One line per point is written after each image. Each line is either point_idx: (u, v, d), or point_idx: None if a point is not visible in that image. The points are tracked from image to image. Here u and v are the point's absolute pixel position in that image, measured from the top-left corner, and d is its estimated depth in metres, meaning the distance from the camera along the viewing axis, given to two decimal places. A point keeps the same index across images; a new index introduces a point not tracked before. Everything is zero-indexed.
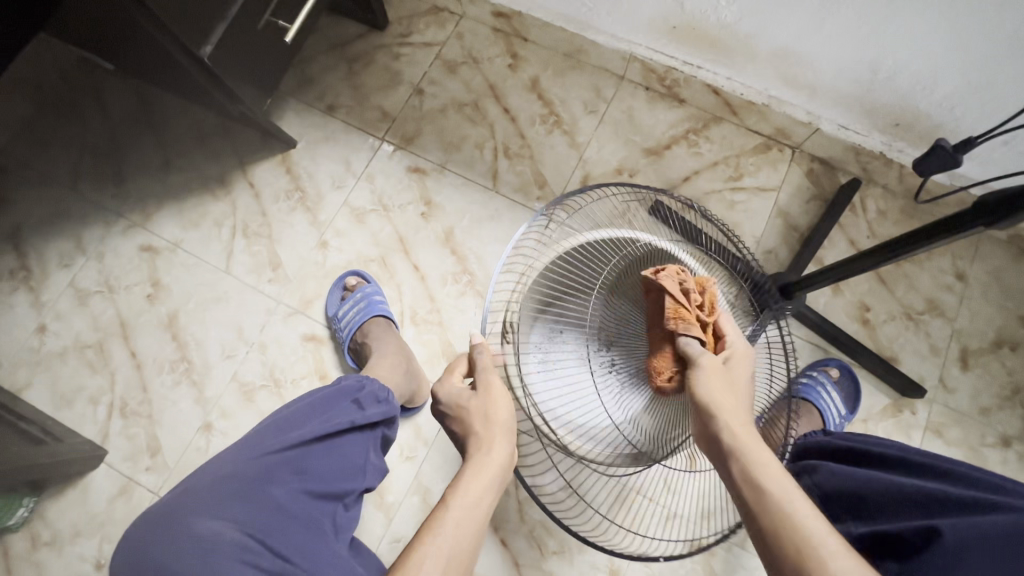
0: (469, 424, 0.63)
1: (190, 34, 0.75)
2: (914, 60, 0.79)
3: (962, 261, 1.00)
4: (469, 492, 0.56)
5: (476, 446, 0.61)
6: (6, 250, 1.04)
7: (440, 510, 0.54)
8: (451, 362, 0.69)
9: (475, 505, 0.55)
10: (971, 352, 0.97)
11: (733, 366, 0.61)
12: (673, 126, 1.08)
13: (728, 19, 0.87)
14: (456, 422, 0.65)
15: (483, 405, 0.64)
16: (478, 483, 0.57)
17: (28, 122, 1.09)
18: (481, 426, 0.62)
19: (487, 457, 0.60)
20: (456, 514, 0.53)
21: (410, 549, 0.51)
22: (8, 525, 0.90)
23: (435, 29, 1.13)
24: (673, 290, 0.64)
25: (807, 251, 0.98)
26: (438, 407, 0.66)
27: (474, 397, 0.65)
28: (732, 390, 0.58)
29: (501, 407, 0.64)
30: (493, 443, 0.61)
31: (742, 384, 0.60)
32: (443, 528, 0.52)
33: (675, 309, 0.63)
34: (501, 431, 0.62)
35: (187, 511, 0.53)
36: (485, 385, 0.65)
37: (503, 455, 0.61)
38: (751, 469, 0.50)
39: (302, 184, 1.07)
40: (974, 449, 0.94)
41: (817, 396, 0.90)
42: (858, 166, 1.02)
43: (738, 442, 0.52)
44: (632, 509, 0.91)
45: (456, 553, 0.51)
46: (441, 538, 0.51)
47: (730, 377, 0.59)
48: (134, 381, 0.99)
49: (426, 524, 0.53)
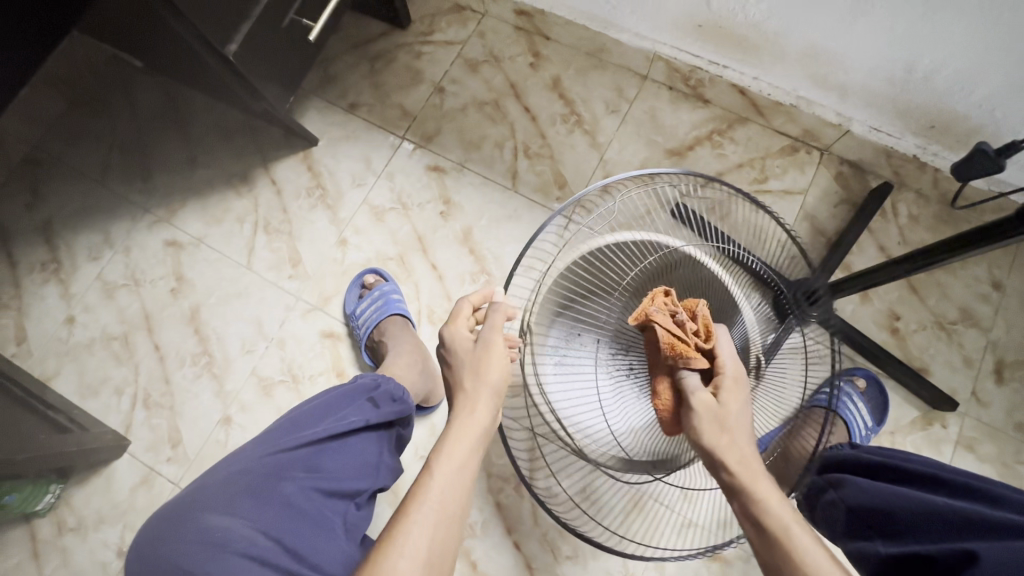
0: (458, 379, 0.62)
1: (218, 33, 0.77)
2: (953, 60, 0.76)
3: (999, 269, 0.96)
4: (452, 457, 0.55)
5: (462, 403, 0.60)
6: (38, 243, 1.07)
7: (424, 474, 0.54)
8: (456, 307, 0.66)
9: (460, 469, 0.55)
10: (1006, 365, 0.93)
11: (734, 394, 0.57)
12: (696, 127, 1.06)
13: (757, 18, 0.85)
14: (450, 372, 0.63)
15: (476, 361, 0.62)
16: (457, 447, 0.56)
17: (61, 118, 1.12)
18: (469, 380, 0.61)
19: (470, 419, 0.59)
20: (440, 479, 0.54)
21: (397, 517, 0.51)
22: (36, 509, 0.93)
23: (457, 28, 1.13)
24: (664, 323, 0.61)
25: (834, 257, 0.95)
26: (441, 349, 0.65)
27: (471, 350, 0.63)
28: (729, 409, 0.56)
29: (494, 366, 0.61)
30: (477, 406, 0.60)
31: (744, 413, 0.57)
32: (428, 494, 0.52)
33: (671, 344, 0.61)
34: (488, 391, 0.60)
35: (201, 507, 0.54)
36: (487, 344, 0.63)
37: (486, 414, 0.60)
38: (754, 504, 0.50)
39: (323, 181, 1.08)
40: (1009, 466, 0.90)
41: (843, 406, 0.88)
42: (890, 170, 0.99)
43: (737, 478, 0.52)
44: (646, 516, 0.90)
45: (443, 529, 0.51)
46: (426, 508, 0.51)
47: (723, 417, 0.56)
48: (157, 373, 1.01)
49: (412, 492, 0.53)
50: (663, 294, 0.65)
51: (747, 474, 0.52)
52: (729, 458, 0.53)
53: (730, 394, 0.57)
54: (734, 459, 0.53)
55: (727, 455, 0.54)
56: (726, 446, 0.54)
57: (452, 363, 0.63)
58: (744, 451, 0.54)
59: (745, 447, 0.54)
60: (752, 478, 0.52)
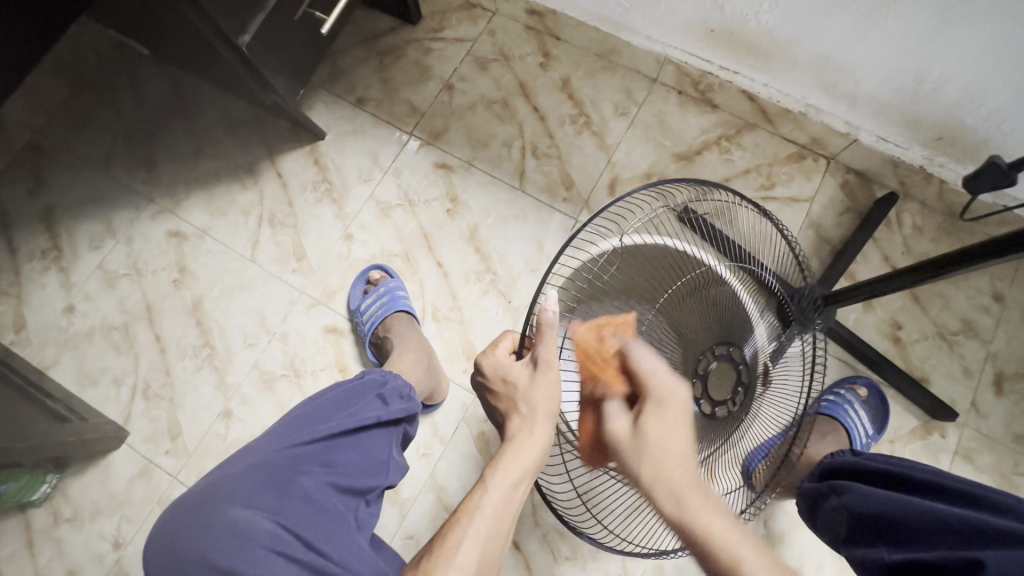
0: (512, 403, 0.61)
1: (230, 22, 0.76)
2: (962, 73, 0.76)
3: (1001, 282, 0.97)
4: (508, 475, 0.57)
5: (517, 428, 0.60)
6: (39, 230, 1.06)
7: (477, 493, 0.56)
8: (497, 336, 0.65)
9: (512, 489, 0.56)
10: (1006, 376, 0.94)
11: (659, 419, 0.55)
12: (705, 131, 1.07)
13: (769, 25, 0.85)
14: (500, 396, 0.63)
15: (533, 384, 0.60)
16: (517, 465, 0.57)
17: (64, 105, 1.11)
18: (524, 407, 0.60)
19: (529, 438, 0.59)
20: (492, 499, 0.56)
21: (448, 529, 0.54)
22: (31, 499, 0.92)
23: (467, 25, 1.13)
24: (581, 337, 0.61)
25: (840, 265, 0.96)
26: (479, 377, 0.64)
27: (529, 373, 0.60)
28: (654, 434, 0.54)
29: (549, 391, 0.59)
30: (535, 428, 0.60)
31: (677, 435, 0.55)
32: (480, 511, 0.55)
33: (590, 366, 0.60)
34: (545, 414, 0.60)
35: (220, 498, 0.54)
36: (547, 362, 0.59)
37: (544, 436, 0.60)
38: (713, 558, 0.48)
39: (329, 176, 1.07)
40: (1005, 476, 0.91)
41: (844, 413, 0.88)
42: (895, 180, 0.99)
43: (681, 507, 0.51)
44: (647, 517, 0.92)
45: (492, 543, 0.54)
46: (478, 523, 0.54)
47: (648, 445, 0.54)
48: (157, 364, 1.00)
49: (465, 506, 0.56)
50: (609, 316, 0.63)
51: (714, 542, 0.48)
52: (669, 503, 0.52)
53: (654, 420, 0.55)
54: (670, 503, 0.52)
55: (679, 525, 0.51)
56: (654, 481, 0.53)
57: (502, 388, 0.62)
58: (676, 475, 0.53)
59: (675, 471, 0.53)
60: (681, 509, 0.51)
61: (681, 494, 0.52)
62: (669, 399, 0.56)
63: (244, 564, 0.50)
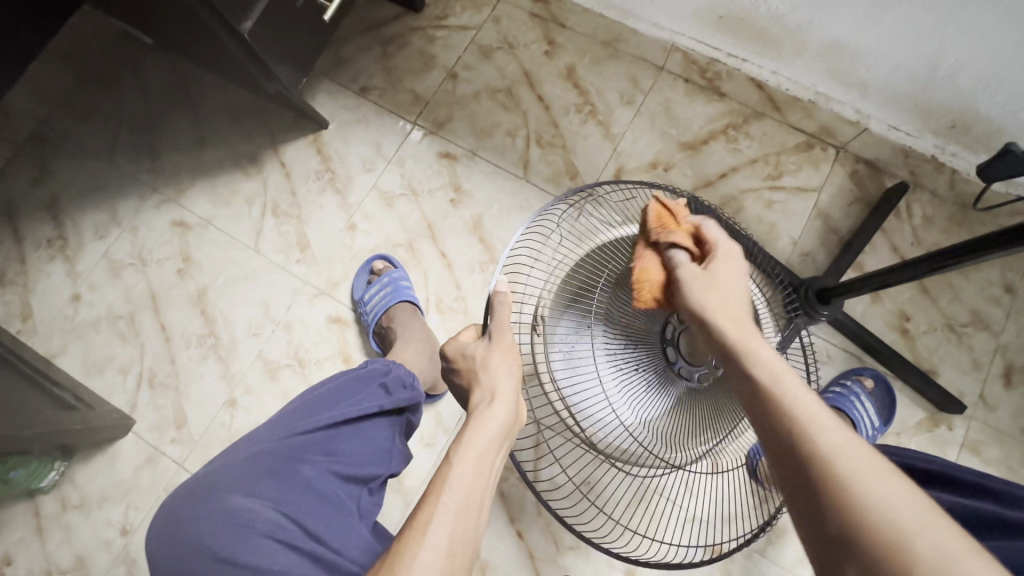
0: (475, 376, 0.63)
1: (234, 10, 0.75)
2: (977, 60, 0.75)
3: (1012, 273, 0.95)
4: (474, 445, 0.55)
5: (479, 398, 0.60)
6: (44, 219, 1.07)
7: (444, 467, 0.53)
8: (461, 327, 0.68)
9: (481, 458, 0.54)
10: (1016, 369, 0.93)
11: (724, 263, 0.53)
12: (711, 120, 1.05)
13: (778, 10, 0.84)
14: (465, 376, 0.64)
15: (490, 353, 0.64)
16: (480, 436, 0.56)
17: (69, 94, 1.10)
18: (482, 374, 0.62)
19: (491, 411, 0.59)
20: (460, 470, 0.52)
21: (418, 507, 0.50)
22: (40, 486, 0.93)
23: (472, 13, 1.11)
24: (658, 201, 0.60)
25: (848, 255, 0.94)
26: (446, 363, 0.67)
27: (485, 347, 0.64)
28: (716, 275, 0.52)
29: (507, 358, 0.63)
30: (496, 398, 0.60)
31: (733, 284, 0.52)
32: (450, 485, 0.51)
33: (658, 217, 0.59)
34: (505, 383, 0.61)
35: (222, 487, 0.55)
36: (499, 336, 0.64)
37: (508, 406, 0.60)
38: (766, 394, 0.42)
39: (333, 165, 1.07)
40: (1013, 469, 0.90)
41: (850, 405, 0.88)
42: (906, 169, 0.98)
43: (733, 345, 0.47)
44: (649, 509, 0.90)
45: (465, 517, 0.50)
46: (450, 495, 0.50)
47: (713, 280, 0.52)
48: (163, 353, 1.01)
49: (432, 485, 0.52)
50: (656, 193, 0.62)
51: (775, 391, 0.42)
52: (725, 344, 0.47)
53: (721, 265, 0.53)
54: (728, 326, 0.48)
55: (720, 331, 0.48)
56: (716, 314, 0.49)
57: (464, 363, 0.65)
58: (735, 319, 0.49)
59: (737, 312, 0.50)
60: (741, 340, 0.47)
61: (733, 335, 0.48)
62: (732, 254, 0.54)
63: (245, 552, 0.50)
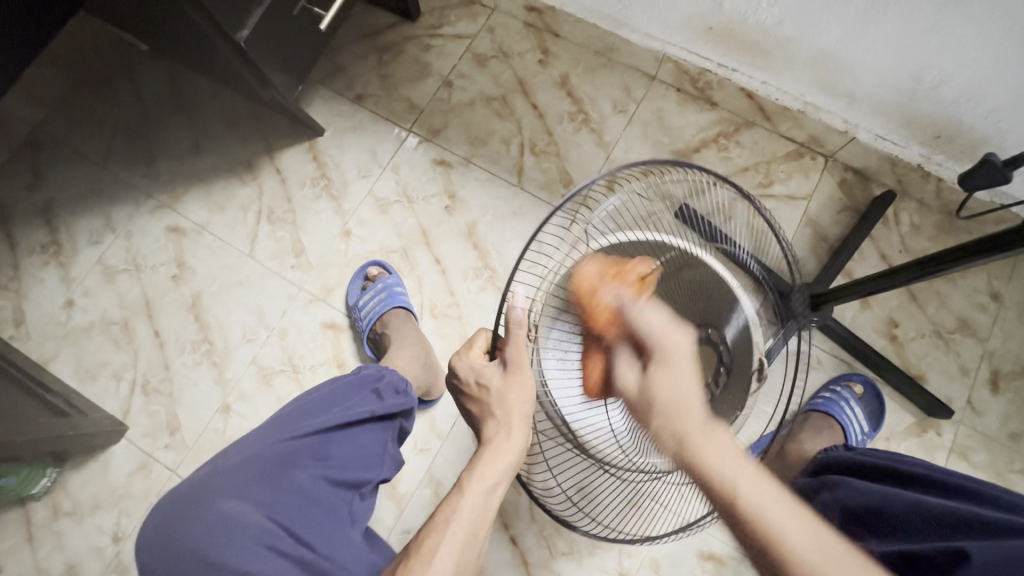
0: (487, 406, 0.60)
1: (230, 19, 0.76)
2: (962, 72, 0.76)
3: (998, 280, 0.97)
4: (486, 477, 0.55)
5: (494, 430, 0.59)
6: (38, 225, 1.07)
7: (456, 496, 0.55)
8: (470, 336, 0.65)
9: (491, 489, 0.55)
10: (1002, 375, 0.94)
11: (663, 373, 0.49)
12: (703, 129, 1.07)
13: (768, 22, 0.85)
14: (476, 400, 0.61)
15: (505, 384, 0.59)
16: (494, 467, 0.56)
17: (64, 100, 1.11)
18: (499, 408, 0.59)
19: (507, 442, 0.58)
20: (471, 500, 0.54)
21: (426, 531, 0.52)
22: (31, 493, 0.92)
23: (467, 21, 1.13)
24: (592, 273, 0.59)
25: (837, 262, 0.96)
26: (455, 382, 0.63)
27: (500, 375, 0.59)
28: (655, 385, 0.49)
29: (522, 391, 0.58)
30: (511, 430, 0.58)
31: (678, 387, 0.48)
32: (459, 514, 0.53)
33: (617, 275, 0.60)
34: (520, 415, 0.58)
35: (213, 492, 0.54)
36: (515, 366, 0.58)
37: (522, 437, 0.59)
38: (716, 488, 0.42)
39: (328, 172, 1.08)
40: (1000, 474, 0.91)
41: (839, 410, 0.89)
42: (893, 178, 1.00)
43: (681, 440, 0.45)
44: (642, 514, 0.91)
45: (471, 546, 0.52)
46: (456, 525, 0.52)
47: (665, 361, 0.50)
48: (156, 359, 1.01)
49: (443, 507, 0.54)
50: (591, 261, 0.61)
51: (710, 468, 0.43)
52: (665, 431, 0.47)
53: (656, 372, 0.50)
54: (669, 439, 0.46)
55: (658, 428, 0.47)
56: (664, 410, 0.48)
57: (477, 391, 0.61)
58: (681, 391, 0.48)
59: (676, 405, 0.48)
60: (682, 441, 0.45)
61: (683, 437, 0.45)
62: (673, 351, 0.51)
63: (236, 558, 0.50)
